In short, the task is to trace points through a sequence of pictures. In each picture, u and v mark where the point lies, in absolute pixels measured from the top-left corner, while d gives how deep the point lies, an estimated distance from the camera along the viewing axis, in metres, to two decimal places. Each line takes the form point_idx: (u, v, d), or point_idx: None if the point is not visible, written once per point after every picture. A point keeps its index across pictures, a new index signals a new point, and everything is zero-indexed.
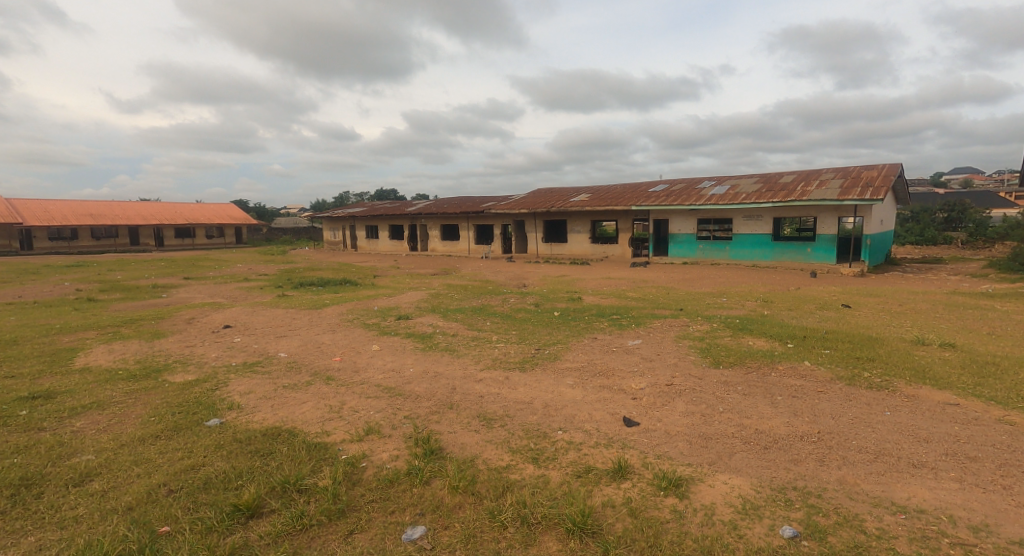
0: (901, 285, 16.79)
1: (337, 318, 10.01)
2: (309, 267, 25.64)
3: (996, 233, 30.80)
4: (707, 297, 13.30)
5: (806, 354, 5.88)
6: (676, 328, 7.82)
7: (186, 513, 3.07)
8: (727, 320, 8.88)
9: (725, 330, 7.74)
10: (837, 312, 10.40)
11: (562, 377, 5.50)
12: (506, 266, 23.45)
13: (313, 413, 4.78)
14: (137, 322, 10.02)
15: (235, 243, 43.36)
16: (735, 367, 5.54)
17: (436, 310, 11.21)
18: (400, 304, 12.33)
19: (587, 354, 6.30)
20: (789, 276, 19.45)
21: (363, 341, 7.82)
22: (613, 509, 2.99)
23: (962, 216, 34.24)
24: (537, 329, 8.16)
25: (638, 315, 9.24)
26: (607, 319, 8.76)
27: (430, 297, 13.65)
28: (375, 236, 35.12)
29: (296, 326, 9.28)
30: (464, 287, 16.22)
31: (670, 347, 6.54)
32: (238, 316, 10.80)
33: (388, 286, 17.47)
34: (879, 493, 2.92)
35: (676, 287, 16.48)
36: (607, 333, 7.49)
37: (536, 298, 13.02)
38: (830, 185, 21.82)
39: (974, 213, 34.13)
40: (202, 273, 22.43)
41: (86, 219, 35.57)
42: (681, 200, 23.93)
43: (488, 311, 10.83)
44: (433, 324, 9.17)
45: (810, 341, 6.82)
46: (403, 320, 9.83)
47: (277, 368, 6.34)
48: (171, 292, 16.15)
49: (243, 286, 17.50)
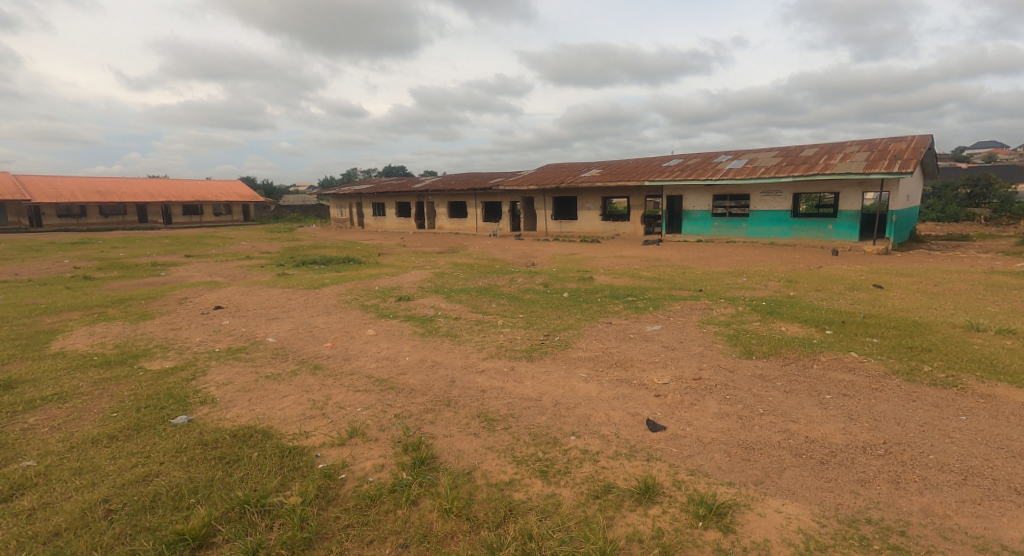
0: (931, 264, 15.93)
1: (335, 299, 9.50)
2: (314, 245, 25.10)
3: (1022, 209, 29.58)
4: (726, 277, 12.58)
5: (850, 343, 5.22)
6: (698, 312, 7.17)
7: (121, 544, 2.55)
8: (752, 302, 8.23)
9: (752, 313, 7.06)
10: (869, 293, 9.69)
11: (575, 369, 4.89)
12: (515, 243, 22.78)
13: (292, 410, 4.23)
14: (127, 302, 9.55)
15: (243, 220, 43.04)
16: (770, 358, 4.91)
17: (440, 290, 10.64)
18: (402, 284, 11.77)
19: (602, 342, 5.69)
20: (809, 254, 18.60)
21: (359, 325, 7.25)
22: (641, 546, 2.42)
23: (987, 192, 33.12)
24: (546, 312, 7.56)
25: (654, 297, 8.59)
26: (621, 301, 8.15)
27: (435, 276, 13.09)
28: (382, 213, 34.51)
29: (291, 307, 8.75)
30: (470, 265, 15.63)
31: (693, 334, 5.92)
32: (233, 296, 10.32)
33: (393, 264, 16.93)
34: (981, 531, 2.32)
35: (692, 265, 15.76)
36: (621, 318, 6.86)
37: (545, 277, 12.39)
38: (855, 158, 20.74)
39: (998, 188, 32.85)
40: (204, 251, 21.99)
41: (94, 196, 35.37)
42: (696, 175, 22.95)
43: (494, 292, 10.24)
44: (435, 306, 8.62)
45: (850, 326, 6.15)
46: (404, 301, 9.26)
47: (262, 356, 5.80)
48: (170, 270, 15.73)
49: (245, 265, 17.05)
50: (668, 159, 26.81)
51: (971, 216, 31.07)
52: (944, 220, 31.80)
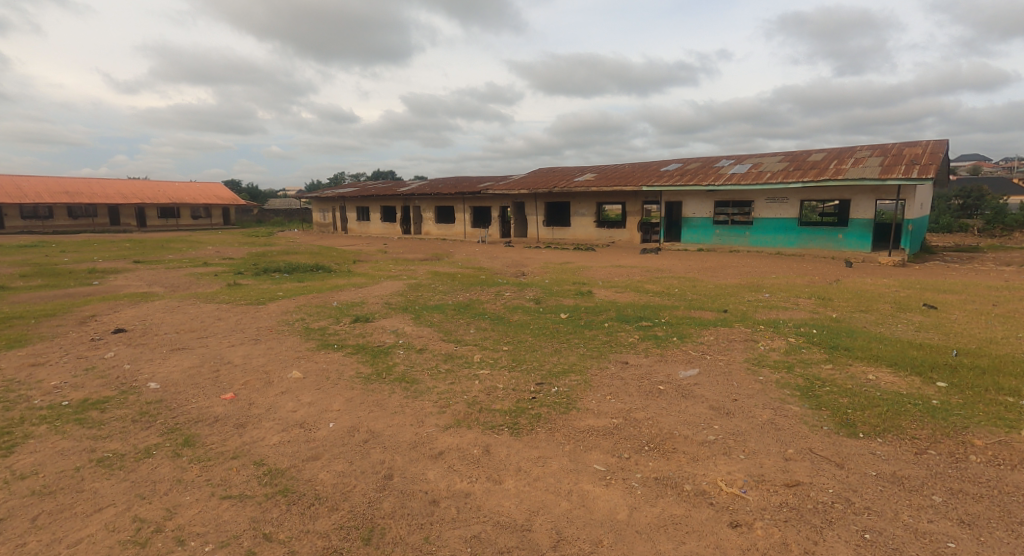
0: (957, 278, 14.44)
1: (276, 320, 7.61)
2: (285, 251, 23.04)
3: (1015, 221, 28.41)
4: (743, 293, 10.96)
5: (996, 409, 3.47)
6: (739, 346, 5.42)
7: None
8: (797, 329, 6.54)
9: (812, 349, 5.31)
10: (922, 317, 8.05)
11: (584, 456, 3.10)
12: (504, 251, 20.99)
13: (89, 550, 2.36)
14: (13, 322, 7.54)
15: (223, 224, 40.80)
16: (889, 435, 3.14)
17: (410, 307, 8.84)
18: (367, 298, 9.94)
19: (620, 399, 3.90)
20: (821, 265, 17.08)
21: (287, 361, 5.38)
22: None
23: (980, 203, 32.28)
24: (540, 343, 5.77)
25: (674, 322, 6.83)
26: (635, 328, 6.39)
27: (409, 289, 11.27)
28: (365, 218, 32.62)
29: (214, 331, 6.82)
30: (452, 275, 13.82)
31: (748, 386, 4.16)
32: (154, 314, 8.33)
33: (366, 274, 15.10)
34: None
35: (700, 277, 14.17)
36: (638, 356, 5.06)
37: (537, 291, 10.63)
38: (869, 162, 19.33)
39: (991, 200, 31.80)
40: (162, 256, 19.85)
41: (62, 196, 33.02)
42: (698, 180, 21.33)
43: (475, 310, 8.44)
44: (397, 331, 6.80)
45: (960, 372, 4.41)
46: (362, 323, 7.44)
47: (119, 417, 3.90)
48: (109, 279, 13.63)
49: (197, 272, 15.06)
50: (666, 162, 25.29)
51: (963, 228, 29.77)
52: (938, 231, 30.60)
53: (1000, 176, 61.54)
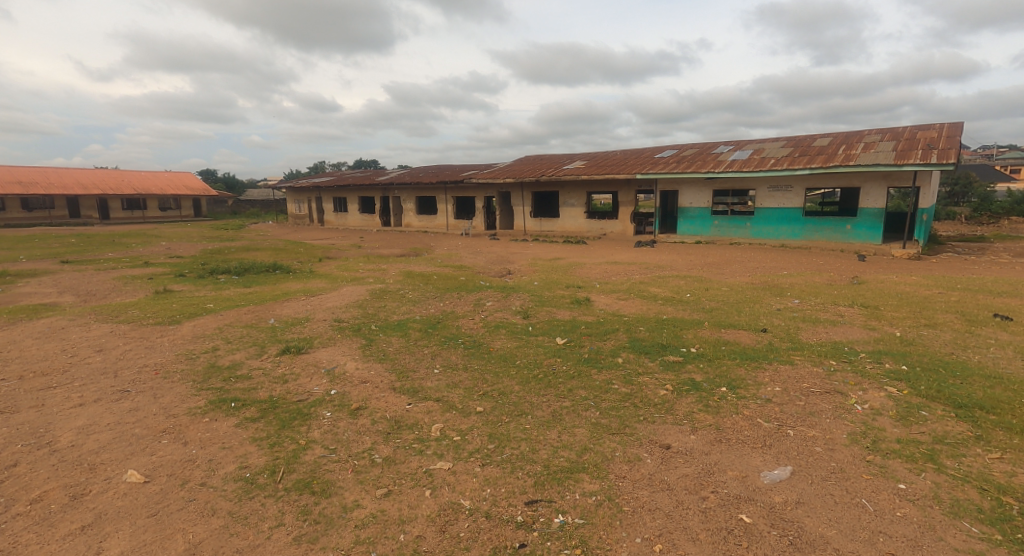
0: (986, 274, 12.96)
1: (175, 353, 5.64)
2: (247, 247, 20.81)
3: (1003, 208, 27.36)
4: (768, 299, 9.19)
5: None
6: (827, 408, 3.62)
7: None
8: (877, 365, 4.73)
9: (935, 410, 3.54)
10: (1007, 337, 6.33)
11: None
12: (489, 245, 19.03)
13: None
14: None
15: (193, 216, 38.20)
16: None
17: (364, 327, 6.93)
18: (315, 313, 7.98)
19: None
20: (831, 260, 15.54)
21: (141, 442, 3.44)
22: None
23: (967, 191, 31.16)
24: (529, 401, 3.91)
25: (710, 352, 5.03)
26: (663, 367, 4.56)
27: (373, 297, 9.37)
28: (343, 209, 30.44)
29: (74, 377, 4.84)
30: (426, 278, 11.85)
31: (900, 516, 2.37)
32: (23, 340, 6.30)
33: (330, 275, 13.07)
34: None
35: (708, 277, 12.51)
36: (683, 433, 3.25)
37: (525, 300, 8.72)
38: (882, 147, 17.74)
39: (980, 187, 30.64)
40: (102, 255, 17.54)
41: (13, 187, 30.23)
42: (697, 167, 19.56)
43: (447, 331, 6.57)
44: (332, 373, 4.91)
45: None
46: (291, 356, 5.50)
47: None
48: (21, 286, 11.38)
49: (132, 276, 12.83)
50: (661, 149, 23.56)
51: (953, 215, 28.53)
52: None
53: (981, 164, 60.99)
